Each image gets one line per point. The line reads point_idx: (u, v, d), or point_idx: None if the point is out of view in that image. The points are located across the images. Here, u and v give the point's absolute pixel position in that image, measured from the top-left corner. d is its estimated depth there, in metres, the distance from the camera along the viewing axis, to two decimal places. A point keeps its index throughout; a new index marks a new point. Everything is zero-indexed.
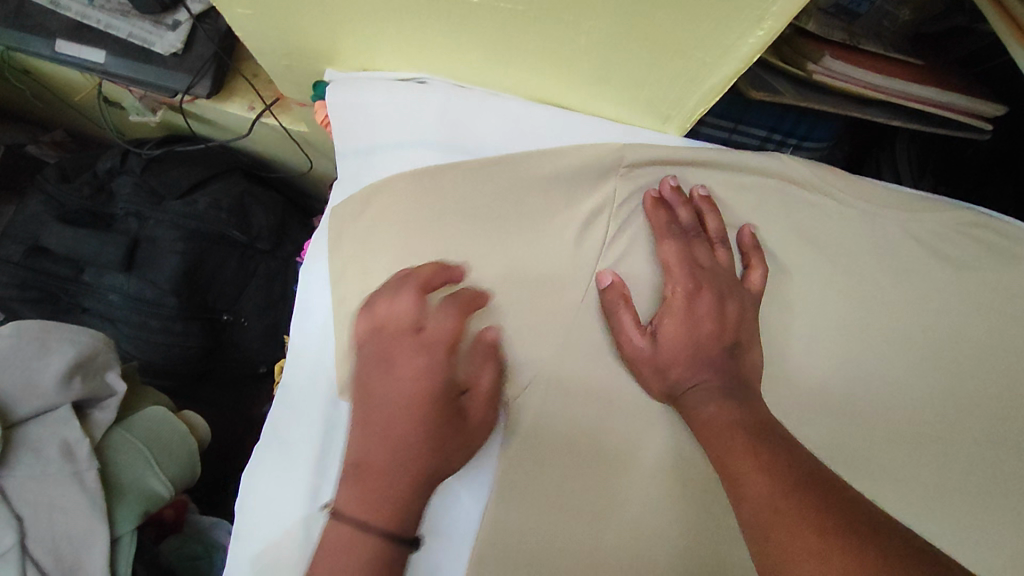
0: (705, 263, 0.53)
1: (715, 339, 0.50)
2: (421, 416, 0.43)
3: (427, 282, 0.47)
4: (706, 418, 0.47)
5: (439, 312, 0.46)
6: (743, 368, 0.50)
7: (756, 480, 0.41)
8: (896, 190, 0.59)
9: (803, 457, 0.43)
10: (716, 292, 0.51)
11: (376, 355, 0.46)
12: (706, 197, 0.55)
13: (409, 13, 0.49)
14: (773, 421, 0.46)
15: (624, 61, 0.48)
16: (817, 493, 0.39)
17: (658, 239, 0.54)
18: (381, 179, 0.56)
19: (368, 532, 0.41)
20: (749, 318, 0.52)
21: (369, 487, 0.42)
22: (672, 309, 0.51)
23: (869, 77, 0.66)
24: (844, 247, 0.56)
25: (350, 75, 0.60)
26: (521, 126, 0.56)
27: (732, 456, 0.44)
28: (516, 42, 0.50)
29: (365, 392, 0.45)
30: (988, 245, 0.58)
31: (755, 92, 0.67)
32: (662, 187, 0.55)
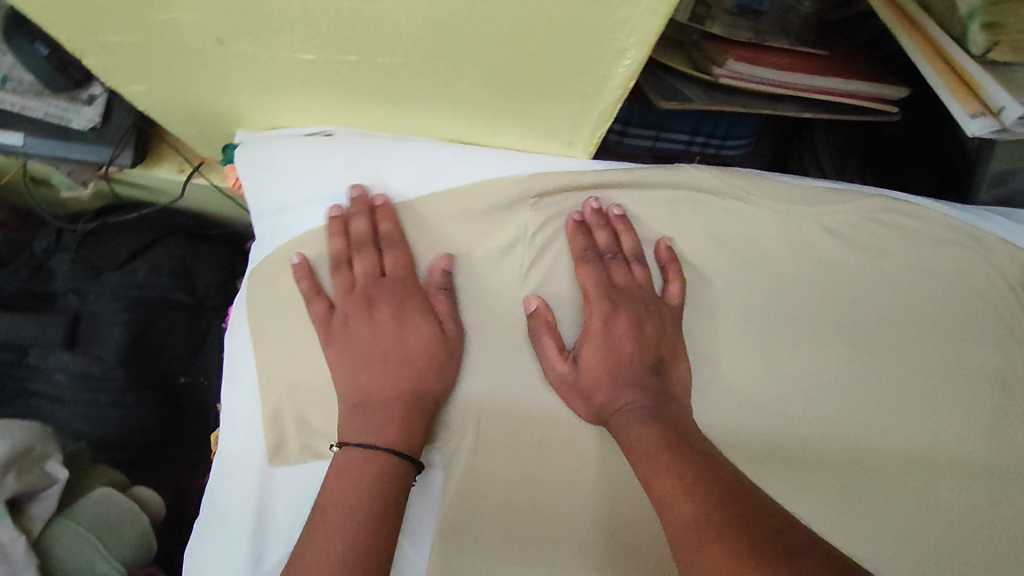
0: (619, 284, 0.54)
1: (636, 359, 0.52)
2: (410, 341, 0.52)
3: (369, 234, 0.54)
4: (633, 441, 0.48)
5: (389, 254, 0.54)
6: (667, 385, 0.51)
7: (680, 499, 0.42)
8: (807, 184, 0.59)
9: (725, 474, 0.43)
10: (633, 311, 0.52)
11: (355, 306, 0.53)
12: (622, 217, 0.56)
13: (295, 75, 0.49)
14: (696, 436, 0.47)
15: (513, 97, 0.48)
16: (736, 512, 0.39)
17: (576, 265, 0.54)
18: (298, 237, 0.56)
19: (375, 452, 0.48)
20: (670, 333, 0.53)
21: (375, 413, 0.50)
22: (591, 335, 0.52)
23: (774, 75, 0.67)
24: (760, 252, 0.57)
25: (260, 135, 0.60)
26: (430, 168, 0.56)
27: (656, 475, 0.44)
28: (404, 91, 0.50)
29: (347, 343, 0.52)
30: (900, 228, 0.59)
31: (664, 102, 0.68)
32: (583, 210, 0.56)
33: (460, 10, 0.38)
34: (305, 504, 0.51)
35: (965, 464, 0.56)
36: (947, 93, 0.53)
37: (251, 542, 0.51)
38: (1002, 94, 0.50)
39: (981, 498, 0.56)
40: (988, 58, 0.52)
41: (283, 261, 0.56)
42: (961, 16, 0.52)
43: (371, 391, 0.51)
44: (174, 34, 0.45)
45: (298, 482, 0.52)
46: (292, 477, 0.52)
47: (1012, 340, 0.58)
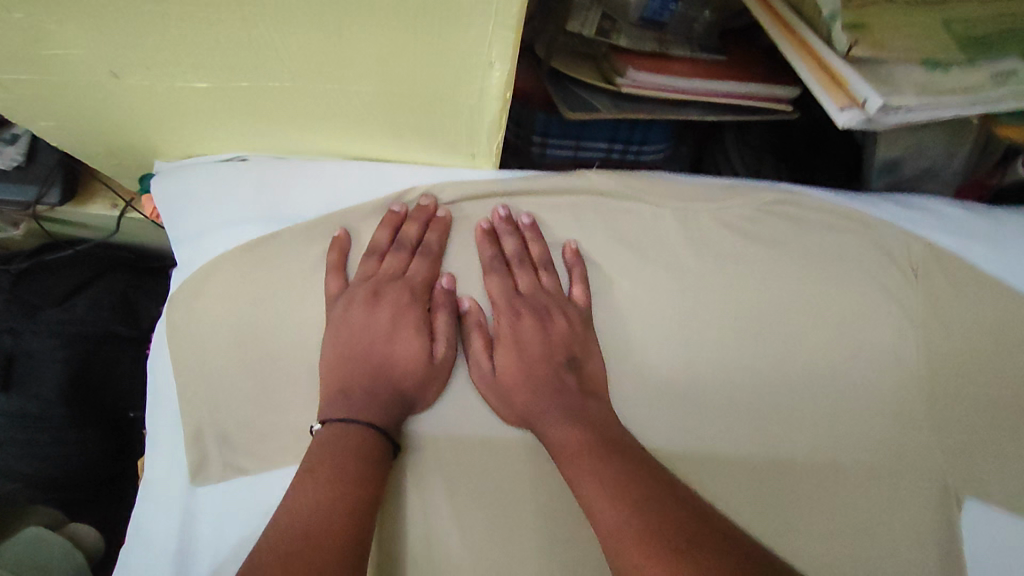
0: (524, 291, 0.57)
1: (548, 360, 0.55)
2: (400, 347, 0.53)
3: (413, 240, 0.56)
4: (557, 443, 0.50)
5: (420, 259, 0.56)
6: (581, 381, 0.54)
7: (603, 502, 0.44)
8: (703, 184, 0.65)
9: (649, 476, 0.46)
10: (537, 316, 0.56)
11: (361, 296, 0.54)
12: (531, 224, 0.58)
13: (195, 103, 0.51)
14: (614, 432, 0.50)
15: (407, 115, 0.50)
16: (656, 514, 0.42)
17: (485, 274, 0.57)
18: (212, 260, 0.58)
19: (353, 424, 0.50)
20: (581, 331, 0.56)
21: (357, 397, 0.51)
22: (504, 340, 0.55)
23: (675, 82, 0.71)
24: (659, 250, 0.60)
25: (176, 164, 0.62)
26: (340, 185, 0.59)
27: (580, 477, 0.47)
28: (304, 114, 0.52)
29: (346, 325, 0.54)
30: (786, 218, 0.64)
31: (572, 113, 0.71)
32: (492, 218, 0.58)
33: (332, 32, 0.40)
34: (225, 522, 0.52)
35: (865, 440, 0.59)
36: (819, 88, 0.56)
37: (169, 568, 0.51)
38: (864, 87, 0.53)
39: (881, 471, 0.59)
40: (853, 55, 0.55)
41: (200, 284, 0.57)
42: (824, 18, 0.56)
43: (353, 377, 0.52)
44: (68, 70, 0.46)
45: (218, 499, 0.53)
46: (214, 497, 0.53)
47: (903, 318, 0.62)
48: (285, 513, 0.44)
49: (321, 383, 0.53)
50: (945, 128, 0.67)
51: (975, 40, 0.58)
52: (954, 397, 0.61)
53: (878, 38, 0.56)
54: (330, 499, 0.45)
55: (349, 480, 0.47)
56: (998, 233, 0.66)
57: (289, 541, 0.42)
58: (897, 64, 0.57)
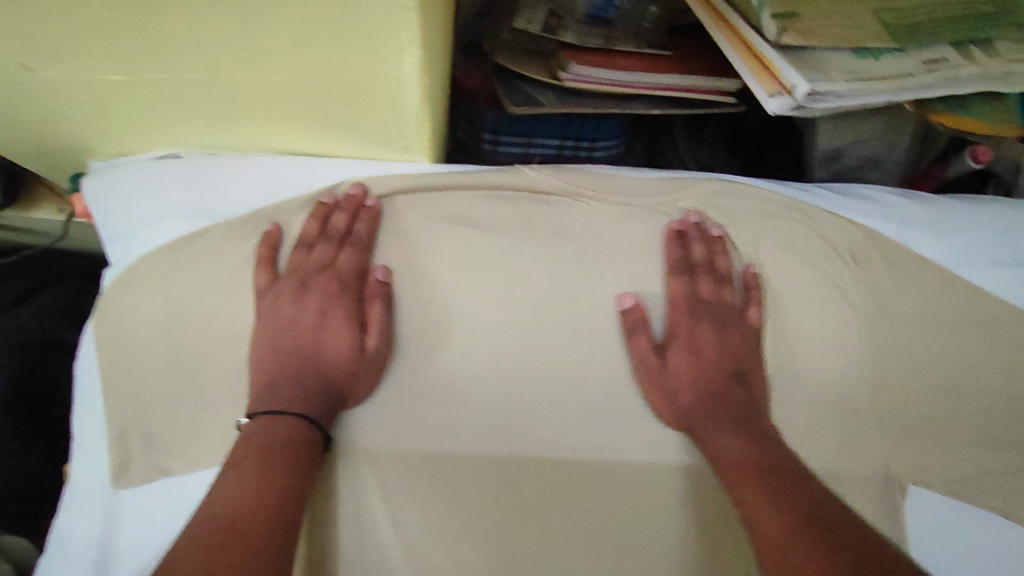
0: (705, 297, 0.59)
1: (718, 371, 0.58)
2: (330, 338, 0.54)
3: (341, 230, 0.57)
4: (717, 451, 0.54)
5: (349, 250, 0.56)
6: (749, 394, 0.57)
7: (768, 516, 0.48)
8: (646, 176, 0.64)
9: (811, 498, 0.49)
10: (717, 323, 0.59)
11: (289, 288, 0.55)
12: (719, 238, 0.62)
13: (115, 97, 0.50)
14: (783, 456, 0.54)
15: (332, 108, 0.50)
16: (821, 537, 0.45)
17: (667, 273, 0.60)
18: (145, 254, 0.58)
19: (281, 417, 0.50)
20: (750, 347, 0.59)
21: (285, 389, 0.52)
22: (681, 344, 0.58)
23: (617, 77, 0.71)
24: (602, 245, 0.61)
25: (108, 164, 0.61)
26: (272, 180, 0.59)
27: (744, 491, 0.51)
28: (229, 108, 0.51)
29: (274, 320, 0.54)
30: (725, 210, 0.64)
31: (515, 108, 0.72)
32: (683, 221, 0.62)
33: (236, 17, 0.40)
34: (149, 520, 0.53)
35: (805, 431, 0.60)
36: (751, 76, 0.57)
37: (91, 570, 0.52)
38: (793, 74, 0.53)
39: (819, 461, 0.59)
40: (782, 43, 0.55)
41: (131, 281, 0.57)
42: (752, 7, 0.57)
43: (283, 370, 0.53)
44: None
45: (143, 499, 0.53)
46: (133, 503, 0.53)
47: (841, 305, 0.62)
48: (206, 512, 0.44)
49: (252, 378, 0.53)
50: (882, 115, 0.68)
51: (906, 28, 0.59)
52: (891, 384, 0.63)
53: (807, 27, 0.56)
54: (256, 498, 0.45)
55: (276, 479, 0.46)
56: (938, 217, 0.67)
57: (208, 541, 0.42)
58: (827, 51, 0.57)
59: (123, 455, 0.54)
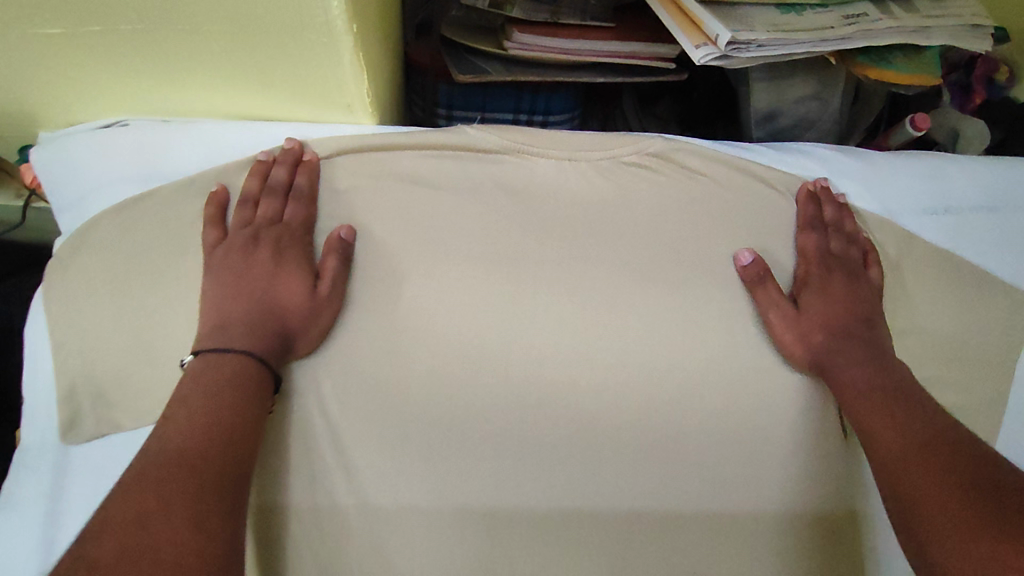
0: (835, 252, 0.63)
1: (849, 312, 0.60)
2: (283, 282, 0.54)
3: (283, 183, 0.58)
4: (846, 381, 0.56)
5: (295, 203, 0.58)
6: (879, 338, 0.59)
7: (893, 435, 0.51)
8: (582, 135, 0.67)
9: (939, 422, 0.51)
10: (846, 276, 0.61)
11: (242, 240, 0.55)
12: (847, 206, 0.66)
13: (58, 56, 0.53)
14: (913, 387, 0.55)
15: (270, 57, 0.54)
16: (939, 456, 0.47)
17: (799, 228, 0.64)
18: (89, 221, 0.59)
19: (229, 353, 0.50)
20: (875, 300, 0.62)
21: (235, 330, 0.51)
22: (810, 283, 0.61)
23: (560, 45, 0.74)
24: (541, 201, 0.63)
25: (57, 133, 0.62)
26: (217, 143, 0.61)
27: (870, 412, 0.53)
28: (171, 64, 0.55)
29: (227, 268, 0.54)
30: (660, 167, 0.66)
31: (462, 76, 0.75)
32: (815, 185, 0.67)
33: None
34: (101, 477, 0.55)
35: None
36: (677, 31, 0.60)
37: (43, 524, 0.54)
38: (715, 25, 0.56)
39: (770, 410, 0.59)
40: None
41: (78, 244, 0.58)
42: None
43: (232, 314, 0.52)
44: None
45: (92, 456, 0.55)
46: (84, 456, 0.55)
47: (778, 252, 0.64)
48: (153, 448, 0.44)
49: (201, 322, 0.53)
50: (816, 74, 0.70)
51: None
52: None
53: None
54: (201, 437, 0.45)
55: (221, 419, 0.46)
56: (868, 168, 0.70)
57: (151, 475, 0.42)
58: (749, 7, 0.60)
59: (71, 411, 0.55)
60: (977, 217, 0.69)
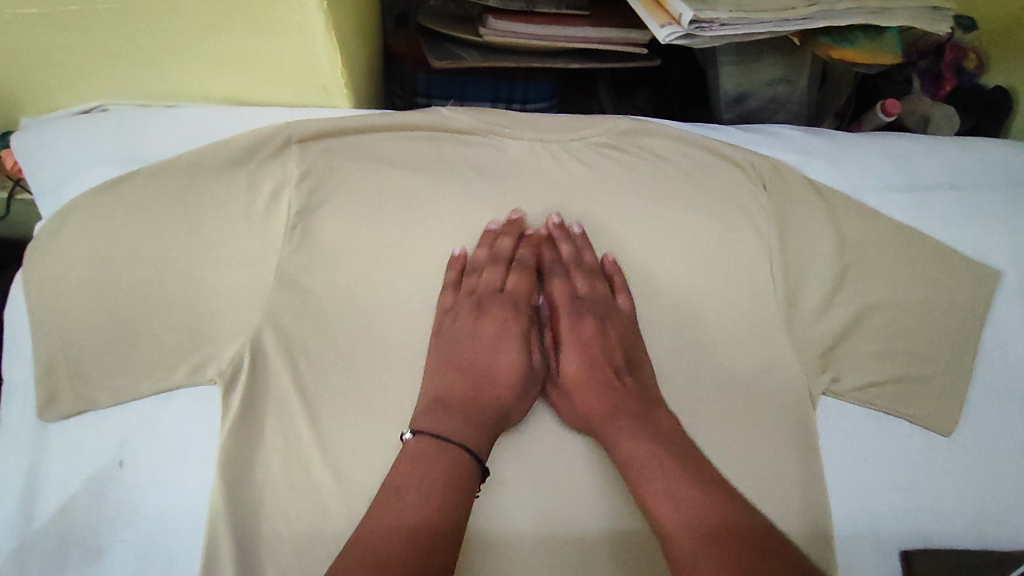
0: (582, 295, 0.60)
1: (604, 364, 0.57)
2: (502, 361, 0.56)
3: (507, 252, 0.61)
4: (622, 452, 0.52)
5: (517, 274, 0.60)
6: (642, 387, 0.56)
7: (676, 522, 0.47)
8: (557, 117, 0.69)
9: (722, 507, 0.47)
10: (597, 318, 0.58)
11: (467, 309, 0.58)
12: (581, 233, 0.62)
13: (38, 38, 0.54)
14: (695, 459, 0.51)
15: (246, 37, 0.55)
16: (738, 551, 0.44)
17: (548, 276, 0.61)
18: (68, 203, 0.59)
19: (450, 445, 0.49)
20: (632, 338, 0.59)
21: (455, 410, 0.52)
22: (564, 338, 0.58)
23: (535, 31, 0.75)
24: (518, 180, 0.64)
25: (39, 118, 0.64)
26: (196, 126, 0.62)
27: (648, 485, 0.50)
28: (150, 44, 0.56)
29: (453, 339, 0.57)
30: (632, 147, 0.68)
31: (438, 63, 0.78)
32: (550, 223, 0.63)
33: None
34: (77, 455, 0.54)
35: (720, 349, 0.63)
36: (645, 12, 0.63)
37: (21, 504, 0.53)
38: (680, 4, 0.58)
39: (733, 376, 0.62)
40: None
41: (55, 225, 0.58)
42: None
43: (453, 391, 0.54)
44: None
45: (68, 436, 0.55)
46: (63, 435, 0.55)
47: (747, 226, 0.66)
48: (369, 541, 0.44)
49: (421, 393, 0.55)
50: (782, 58, 0.72)
51: None
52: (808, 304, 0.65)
53: None
54: (415, 544, 0.44)
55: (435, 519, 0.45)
56: (833, 148, 0.72)
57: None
58: None
59: (50, 389, 0.55)
60: (943, 195, 0.71)
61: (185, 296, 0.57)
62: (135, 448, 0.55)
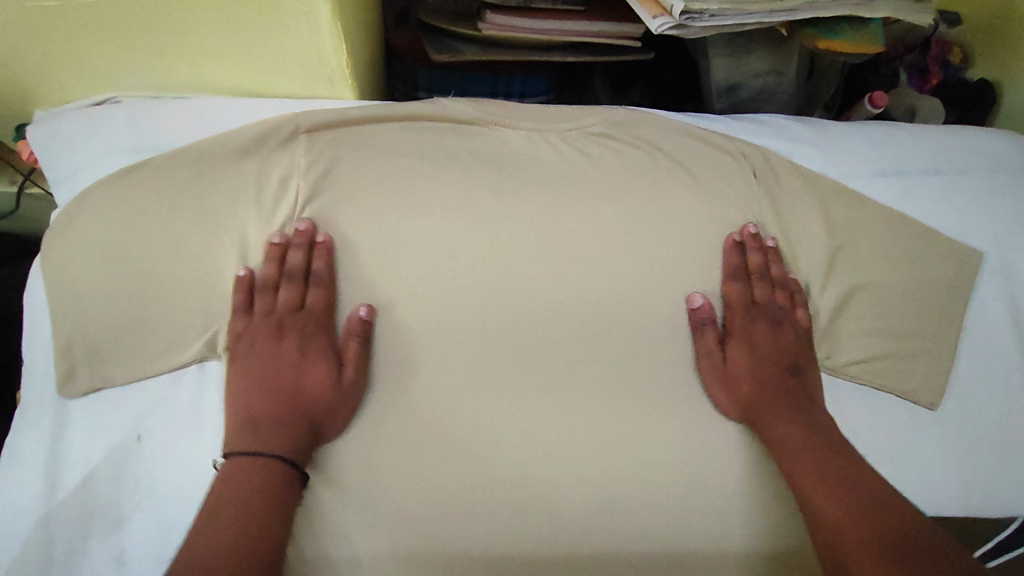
0: (760, 301, 0.65)
1: (773, 363, 0.63)
2: (309, 376, 0.57)
3: (301, 268, 0.59)
4: (781, 437, 0.59)
5: (314, 289, 0.59)
6: (803, 386, 0.62)
7: (829, 499, 0.54)
8: (555, 107, 0.71)
9: (875, 492, 0.53)
10: (771, 323, 0.64)
11: (265, 332, 0.58)
12: (774, 248, 0.67)
13: (54, 31, 0.56)
14: (847, 450, 0.57)
15: (254, 28, 0.57)
16: (882, 528, 0.50)
17: (725, 279, 0.65)
18: (84, 191, 0.61)
19: (261, 459, 0.53)
20: (803, 344, 0.64)
21: (264, 430, 0.54)
22: (735, 336, 0.64)
23: (532, 25, 0.77)
24: (518, 167, 0.67)
25: (54, 110, 0.66)
26: (207, 117, 0.65)
27: (804, 468, 0.56)
28: (161, 36, 0.58)
29: (254, 360, 0.57)
30: (627, 136, 0.70)
31: (438, 56, 0.80)
32: (743, 232, 0.67)
33: None
34: (98, 430, 0.57)
35: None
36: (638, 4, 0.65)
37: (44, 477, 0.56)
38: None
39: None
40: None
41: (74, 212, 0.60)
42: None
43: (263, 411, 0.56)
44: None
45: (89, 412, 0.57)
46: (83, 411, 0.57)
47: (740, 211, 0.68)
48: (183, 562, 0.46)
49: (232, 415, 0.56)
50: (770, 50, 0.75)
51: None
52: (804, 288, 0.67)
53: None
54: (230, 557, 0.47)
55: (253, 535, 0.49)
56: (821, 136, 0.74)
57: None
58: None
59: (70, 368, 0.58)
60: (927, 180, 0.73)
61: (197, 281, 0.59)
62: (153, 423, 0.57)
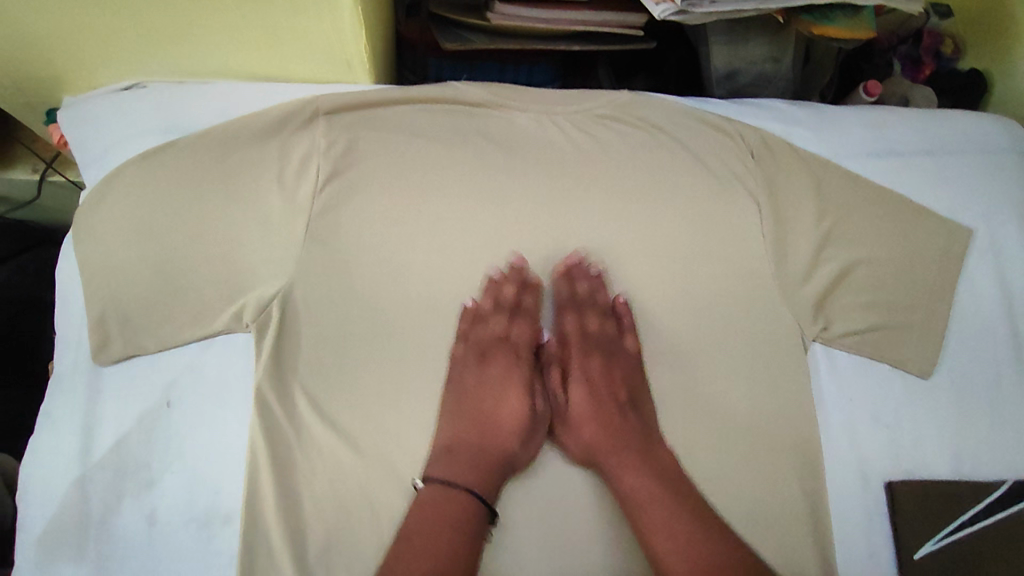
0: (589, 332, 0.68)
1: (607, 402, 0.65)
2: (506, 410, 0.64)
3: (511, 301, 0.66)
4: (625, 484, 0.60)
5: (524, 324, 0.68)
6: (639, 422, 0.64)
7: (675, 555, 0.56)
8: (564, 91, 0.74)
9: (717, 548, 0.55)
10: (604, 356, 0.68)
11: (472, 357, 0.65)
12: (599, 274, 0.68)
13: (88, 17, 0.59)
14: (692, 493, 0.59)
15: (278, 13, 0.60)
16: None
17: (560, 312, 0.69)
18: (114, 169, 0.64)
19: (459, 492, 0.57)
20: (636, 375, 0.67)
21: (465, 456, 0.60)
22: (573, 379, 0.68)
23: (540, 14, 0.80)
24: (528, 149, 0.70)
25: (83, 94, 0.69)
26: (230, 100, 0.68)
27: (646, 516, 0.58)
28: (189, 21, 0.61)
29: (463, 389, 0.64)
30: (633, 118, 0.73)
31: (449, 44, 0.84)
32: (572, 258, 0.68)
33: None
34: (130, 394, 0.60)
35: (715, 301, 0.68)
36: None
37: (80, 438, 0.59)
38: None
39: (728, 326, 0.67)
40: None
41: (105, 190, 0.63)
42: None
43: (461, 439, 0.61)
44: None
45: (121, 378, 0.60)
46: (115, 377, 0.60)
47: (740, 190, 0.71)
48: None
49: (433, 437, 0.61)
50: (769, 36, 0.78)
51: None
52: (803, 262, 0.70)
53: None
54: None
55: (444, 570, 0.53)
56: (816, 117, 0.77)
57: None
58: None
59: (103, 337, 0.60)
60: (919, 160, 0.76)
61: (225, 255, 0.61)
62: (182, 388, 0.60)
